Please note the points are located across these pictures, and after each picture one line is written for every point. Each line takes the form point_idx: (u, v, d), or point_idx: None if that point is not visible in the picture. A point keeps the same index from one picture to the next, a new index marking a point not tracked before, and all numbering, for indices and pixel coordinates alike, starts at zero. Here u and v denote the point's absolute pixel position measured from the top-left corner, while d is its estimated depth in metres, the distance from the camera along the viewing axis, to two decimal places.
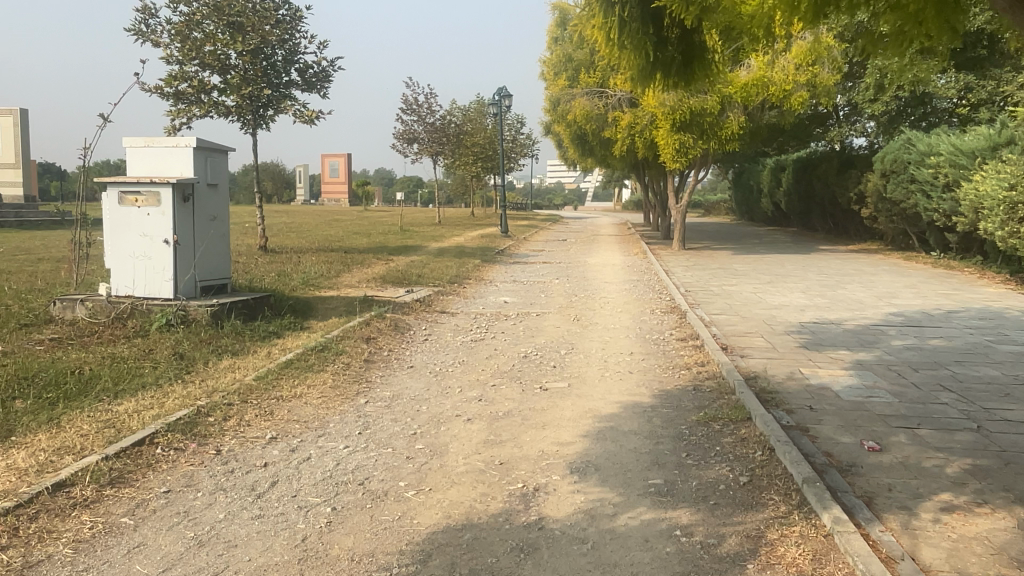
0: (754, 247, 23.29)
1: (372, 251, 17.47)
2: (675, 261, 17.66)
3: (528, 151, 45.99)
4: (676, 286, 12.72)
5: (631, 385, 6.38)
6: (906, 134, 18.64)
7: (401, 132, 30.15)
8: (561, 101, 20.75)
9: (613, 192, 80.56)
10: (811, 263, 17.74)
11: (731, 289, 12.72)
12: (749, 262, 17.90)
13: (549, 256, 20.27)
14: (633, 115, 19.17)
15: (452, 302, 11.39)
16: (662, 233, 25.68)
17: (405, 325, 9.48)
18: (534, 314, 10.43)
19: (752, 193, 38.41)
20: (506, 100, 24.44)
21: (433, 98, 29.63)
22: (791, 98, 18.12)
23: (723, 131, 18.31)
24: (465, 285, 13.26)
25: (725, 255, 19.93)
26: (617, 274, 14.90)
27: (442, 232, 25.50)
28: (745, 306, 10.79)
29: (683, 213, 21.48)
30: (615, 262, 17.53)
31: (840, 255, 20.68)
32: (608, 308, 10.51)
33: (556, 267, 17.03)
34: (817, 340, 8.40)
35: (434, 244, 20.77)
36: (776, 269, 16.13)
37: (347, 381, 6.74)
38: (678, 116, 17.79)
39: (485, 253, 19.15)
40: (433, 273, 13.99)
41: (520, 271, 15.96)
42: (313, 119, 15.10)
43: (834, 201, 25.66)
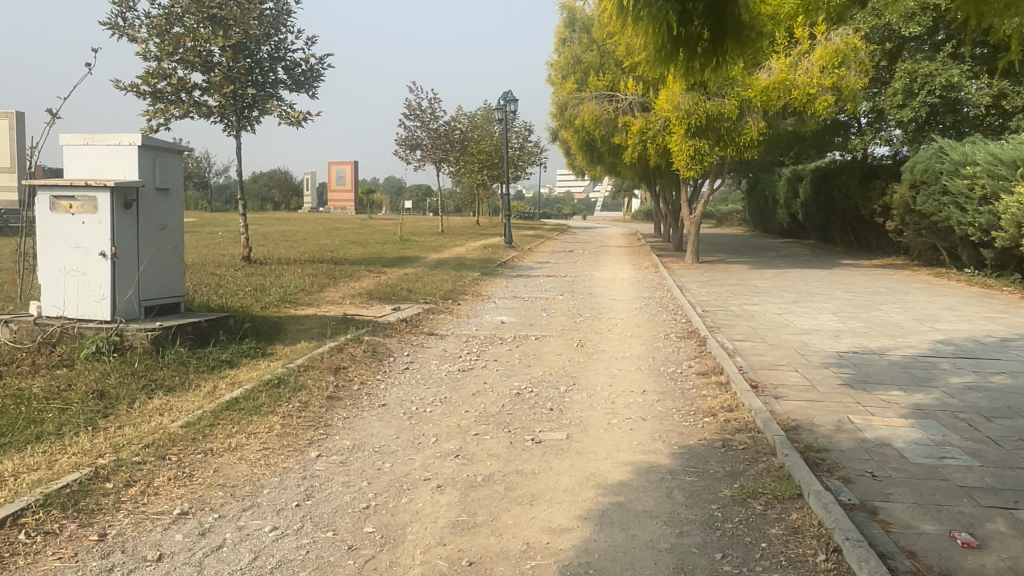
0: (772, 261, 22.03)
1: (365, 263, 16.36)
2: (689, 276, 16.44)
3: (535, 159, 44.82)
4: (693, 306, 11.51)
5: (644, 438, 5.18)
6: (938, 143, 17.33)
7: (404, 138, 29.02)
8: (569, 105, 19.62)
9: (623, 201, 79.25)
10: (836, 279, 16.48)
11: (753, 309, 11.51)
12: (769, 278, 16.66)
13: (555, 269, 19.11)
14: (645, 120, 18.01)
15: (442, 322, 10.22)
16: (674, 244, 24.47)
17: (384, 350, 8.30)
18: (533, 337, 9.24)
19: (766, 204, 37.14)
20: (512, 105, 23.29)
21: (437, 102, 28.49)
22: (816, 102, 16.85)
23: (741, 137, 17.06)
24: (460, 302, 12.09)
25: (743, 269, 18.68)
26: (627, 291, 13.70)
27: (443, 242, 24.37)
28: (771, 331, 9.57)
29: (697, 224, 20.25)
30: (625, 277, 16.33)
31: (864, 270, 19.43)
32: (616, 332, 9.31)
33: (562, 282, 15.88)
34: (861, 376, 7.18)
35: (433, 255, 19.64)
36: (799, 286, 14.89)
37: (300, 427, 5.58)
38: (694, 120, 16.79)
39: (487, 264, 17.98)
40: (426, 288, 12.82)
41: (522, 286, 14.81)
42: (300, 121, 13.98)
43: (856, 213, 24.37)
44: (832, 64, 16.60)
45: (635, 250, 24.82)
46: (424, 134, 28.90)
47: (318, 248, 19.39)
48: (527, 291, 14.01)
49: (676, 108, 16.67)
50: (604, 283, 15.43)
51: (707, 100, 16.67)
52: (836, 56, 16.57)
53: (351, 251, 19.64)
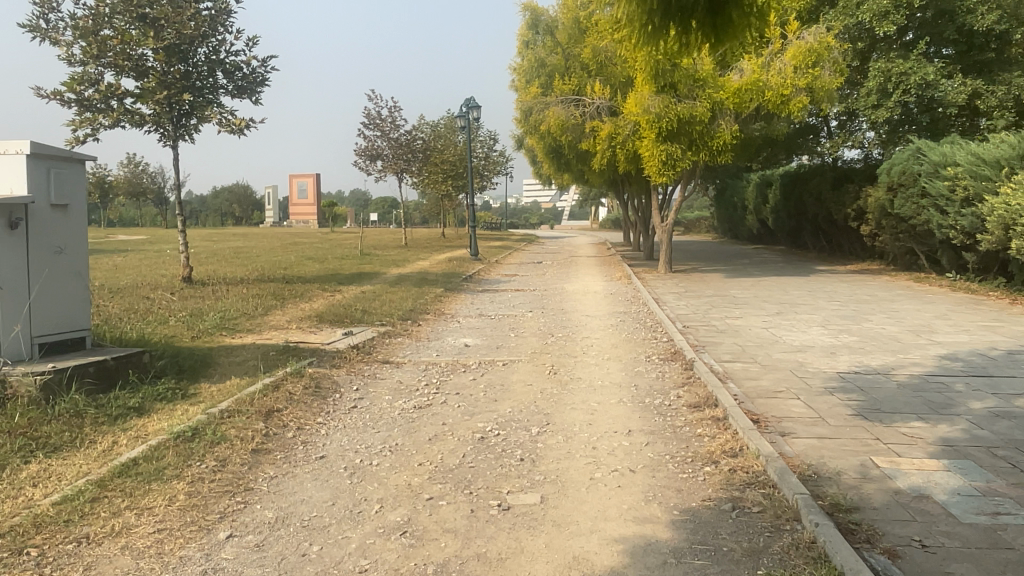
0: (746, 268, 21.38)
1: (321, 281, 15.25)
2: (664, 287, 15.66)
3: (501, 168, 43.97)
4: (673, 321, 10.64)
5: (636, 499, 4.21)
6: (914, 144, 16.81)
7: (364, 148, 27.91)
8: (534, 110, 18.73)
9: (591, 210, 78.79)
10: (816, 287, 15.81)
11: (737, 323, 10.69)
12: (747, 287, 15.94)
13: (523, 282, 18.18)
14: (614, 125, 17.20)
15: (399, 347, 9.20)
16: (645, 253, 23.73)
17: (330, 384, 7.26)
18: (501, 363, 8.27)
19: (736, 210, 36.74)
20: (475, 112, 22.36)
21: (398, 111, 27.44)
22: (790, 103, 16.18)
23: (715, 141, 16.31)
24: (420, 323, 11.08)
25: (718, 278, 17.95)
26: (601, 306, 12.80)
27: (407, 256, 23.30)
28: (761, 349, 8.72)
29: (669, 232, 19.48)
30: (597, 289, 15.48)
31: (842, 277, 18.87)
32: (591, 355, 8.39)
33: (531, 296, 14.96)
34: (871, 402, 6.33)
35: (395, 270, 18.56)
36: (779, 296, 14.17)
37: (211, 495, 4.54)
38: (665, 124, 15.92)
39: (451, 279, 16.98)
40: (384, 308, 11.79)
41: (488, 302, 13.85)
42: (242, 129, 12.89)
43: (829, 217, 23.88)
44: (805, 63, 15.99)
45: (606, 260, 24.03)
46: (385, 144, 27.82)
47: (271, 266, 18.21)
48: (494, 308, 13.05)
49: (646, 111, 15.89)
50: (575, 297, 14.54)
51: (679, 103, 15.91)
52: (809, 55, 15.95)
53: (307, 268, 18.46)
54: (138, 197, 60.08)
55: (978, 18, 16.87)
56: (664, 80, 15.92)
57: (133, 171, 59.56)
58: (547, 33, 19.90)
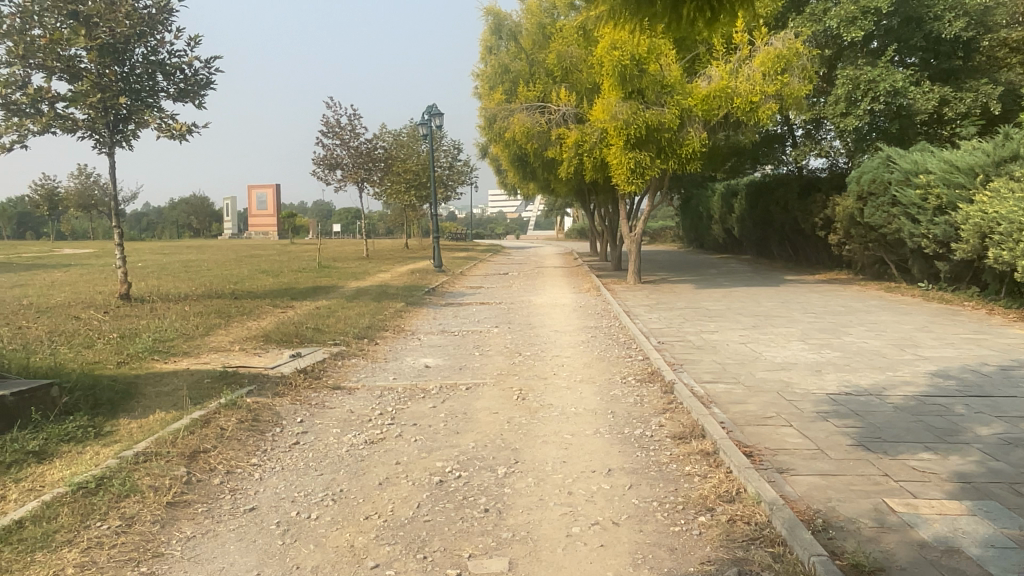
0: (715, 278, 20.98)
1: (272, 296, 14.36)
2: (635, 299, 15.15)
3: (466, 178, 43.28)
4: (647, 337, 10.03)
5: (622, 563, 3.52)
6: (884, 152, 16.57)
7: (322, 157, 27.00)
8: (498, 117, 18.07)
9: (557, 220, 78.39)
10: (788, 298, 15.42)
11: (714, 337, 10.11)
12: (719, 298, 15.48)
13: (488, 295, 17.49)
14: (580, 132, 16.62)
15: (353, 369, 8.42)
16: (613, 263, 23.23)
17: (270, 417, 6.45)
18: (463, 387, 7.54)
19: (701, 219, 36.57)
20: (437, 119, 21.65)
21: (358, 118, 26.59)
22: (760, 110, 15.76)
23: (684, 148, 15.81)
24: (377, 341, 10.30)
25: (689, 289, 17.48)
26: (570, 320, 12.16)
27: (368, 268, 22.44)
28: (742, 367, 8.13)
29: (638, 242, 18.96)
30: (567, 302, 14.89)
31: (812, 286, 18.57)
32: (563, 377, 7.71)
33: (496, 310, 14.27)
34: (870, 429, 5.75)
35: (353, 283, 17.71)
36: (753, 307, 13.71)
37: (109, 566, 3.74)
38: (633, 131, 15.40)
39: (412, 292, 16.19)
40: (339, 325, 10.98)
41: (451, 317, 13.11)
42: (183, 135, 12.01)
43: (796, 226, 23.67)
44: (774, 70, 15.61)
45: (573, 271, 23.46)
46: (344, 152, 26.96)
47: (222, 280, 17.21)
48: (457, 323, 12.31)
49: (614, 118, 15.34)
50: (542, 311, 13.89)
51: (647, 110, 15.39)
52: (779, 60, 15.56)
53: (260, 282, 17.51)
54: (90, 208, 58.03)
55: (945, 25, 16.84)
56: (632, 86, 15.39)
57: (85, 181, 57.52)
58: (510, 38, 19.29)
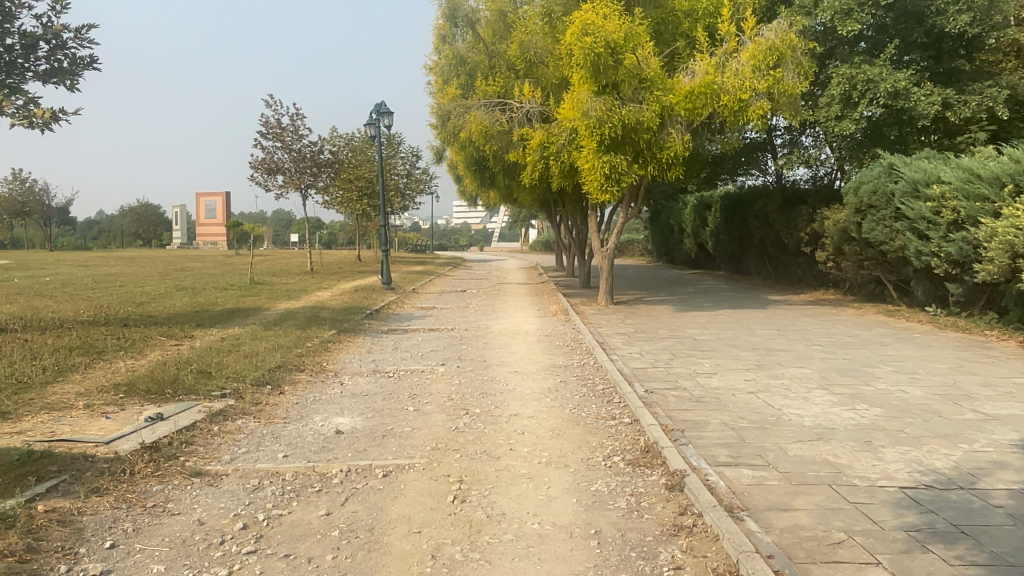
0: (693, 298, 19.01)
1: (175, 321, 11.84)
2: (609, 326, 13.04)
3: (425, 187, 40.85)
4: (632, 385, 7.85)
5: None
6: (886, 159, 14.80)
7: (261, 160, 24.46)
8: (452, 114, 15.85)
9: (521, 232, 76.21)
10: (783, 325, 13.48)
11: (715, 384, 8.00)
12: (704, 324, 13.48)
13: (439, 318, 15.21)
14: (546, 133, 14.49)
15: (232, 439, 6.07)
16: (581, 280, 21.16)
17: (58, 545, 4.07)
18: (379, 475, 5.24)
19: (671, 233, 34.81)
20: (386, 118, 19.37)
21: (301, 118, 24.20)
22: (749, 110, 13.83)
23: (665, 152, 13.76)
24: (283, 390, 7.93)
25: (668, 312, 15.44)
26: (534, 356, 9.96)
27: (307, 285, 19.96)
28: (764, 437, 6.02)
29: (610, 258, 16.90)
30: (531, 330, 12.69)
31: (803, 309, 16.72)
32: (521, 455, 5.48)
33: (447, 339, 11.99)
34: (1004, 568, 3.64)
35: (283, 304, 15.25)
36: (747, 337, 11.70)
37: None
38: (607, 132, 13.30)
39: (349, 316, 13.83)
40: (238, 365, 8.58)
41: (389, 350, 10.81)
42: (49, 122, 9.25)
43: (777, 242, 21.89)
44: (766, 63, 13.68)
45: (537, 289, 21.31)
46: (286, 156, 24.51)
47: (124, 301, 14.61)
48: (394, 359, 10.02)
49: (586, 116, 13.24)
50: (501, 341, 11.68)
51: (623, 108, 13.31)
52: (771, 53, 13.64)
53: (172, 302, 14.92)
54: (23, 216, 54.05)
55: (948, 19, 15.23)
56: (606, 78, 13.34)
57: (21, 188, 53.63)
58: (467, 26, 17.10)
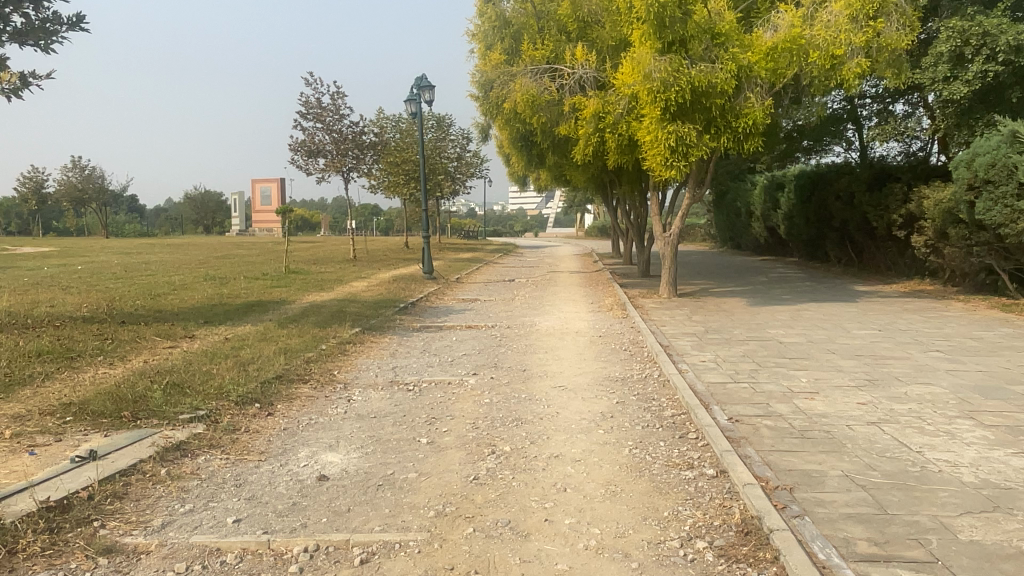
0: (769, 290, 16.91)
1: (181, 318, 10.53)
2: (675, 324, 11.21)
3: (476, 171, 39.31)
4: (712, 411, 6.07)
5: None
6: (1006, 127, 12.51)
7: (301, 142, 23.05)
8: (495, 83, 14.12)
9: (577, 216, 74.08)
10: (883, 323, 11.41)
11: (820, 411, 6.14)
12: (787, 321, 11.51)
13: (481, 311, 13.61)
14: (602, 101, 12.63)
15: (177, 492, 4.54)
16: (640, 269, 19.24)
17: None
18: (355, 561, 3.63)
19: (738, 217, 32.41)
20: (427, 92, 17.75)
21: (342, 96, 22.66)
22: (844, 69, 11.72)
23: (740, 119, 11.73)
24: (273, 410, 6.41)
25: (742, 306, 13.47)
26: (586, 364, 8.23)
27: (344, 274, 18.60)
28: (913, 505, 4.19)
29: (674, 244, 14.99)
30: (582, 329, 10.93)
31: (899, 302, 14.52)
32: (561, 534, 3.79)
33: (485, 340, 10.36)
34: None
35: (310, 296, 13.88)
36: (844, 340, 9.72)
37: None
38: (674, 98, 11.40)
39: (379, 310, 12.34)
40: (227, 375, 7.11)
41: (416, 354, 9.25)
42: (19, 87, 8.00)
43: (863, 225, 19.52)
44: (864, 13, 11.55)
45: (592, 279, 19.51)
46: (327, 137, 23.09)
47: (141, 293, 13.44)
48: (418, 366, 8.43)
49: (648, 79, 11.35)
50: (547, 342, 9.98)
51: (692, 69, 11.37)
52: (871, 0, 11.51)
53: (192, 293, 13.70)
54: (83, 204, 54.92)
55: None
56: (673, 34, 11.44)
57: (81, 175, 54.47)
58: None
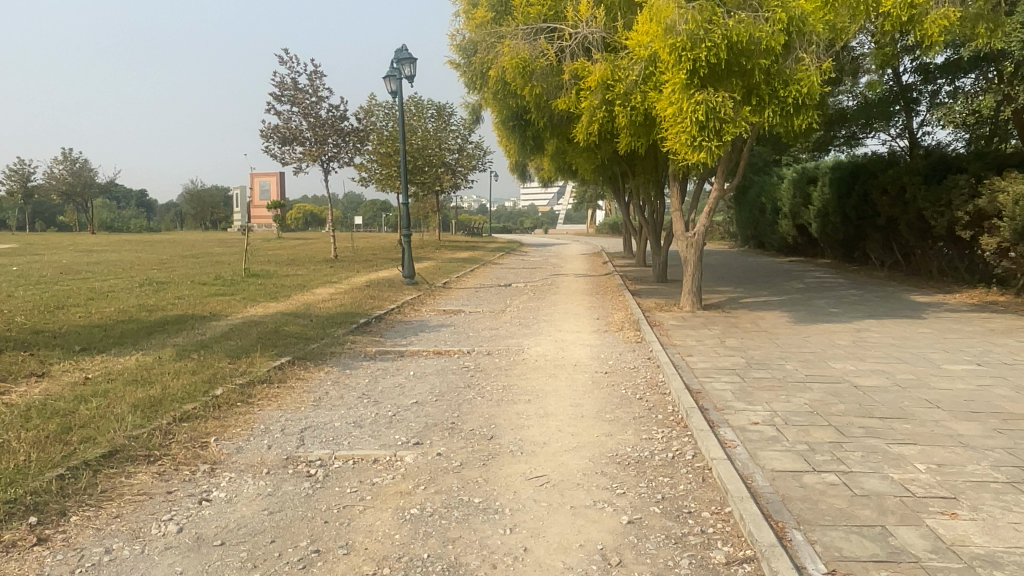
0: (810, 300, 14.23)
1: (55, 344, 7.99)
2: (704, 352, 8.60)
3: (479, 163, 36.65)
4: (800, 558, 3.42)
5: None
6: None
7: (274, 127, 20.38)
8: (480, 47, 11.49)
9: (588, 212, 71.11)
10: (976, 351, 8.75)
11: (983, 553, 3.52)
12: (850, 349, 8.88)
13: (460, 328, 11.02)
14: (611, 66, 10.01)
15: None
16: (656, 272, 16.70)
17: None
18: None
19: (763, 213, 29.62)
20: (407, 66, 15.15)
21: (321, 76, 20.07)
22: (925, 22, 8.97)
23: (789, 88, 9.02)
24: (53, 531, 3.87)
25: (785, 324, 10.81)
26: (583, 427, 5.63)
27: (312, 277, 16.10)
28: None
29: (699, 246, 12.34)
30: (583, 358, 8.33)
31: (977, 318, 11.81)
32: None
33: (453, 376, 7.75)
34: None
35: (253, 308, 11.31)
36: (941, 383, 7.08)
37: None
38: (706, 59, 8.71)
39: (329, 329, 9.78)
40: (17, 458, 4.56)
41: (350, 402, 6.66)
42: None
43: (916, 224, 16.78)
44: None
45: (601, 285, 16.86)
46: (303, 122, 20.49)
47: (43, 303, 10.95)
48: (342, 425, 5.86)
49: (671, 33, 8.71)
50: (535, 381, 7.36)
51: (729, 20, 8.70)
52: None
53: (108, 305, 11.21)
54: (74, 198, 52.97)
55: None
56: None
57: (71, 168, 52.33)
58: None
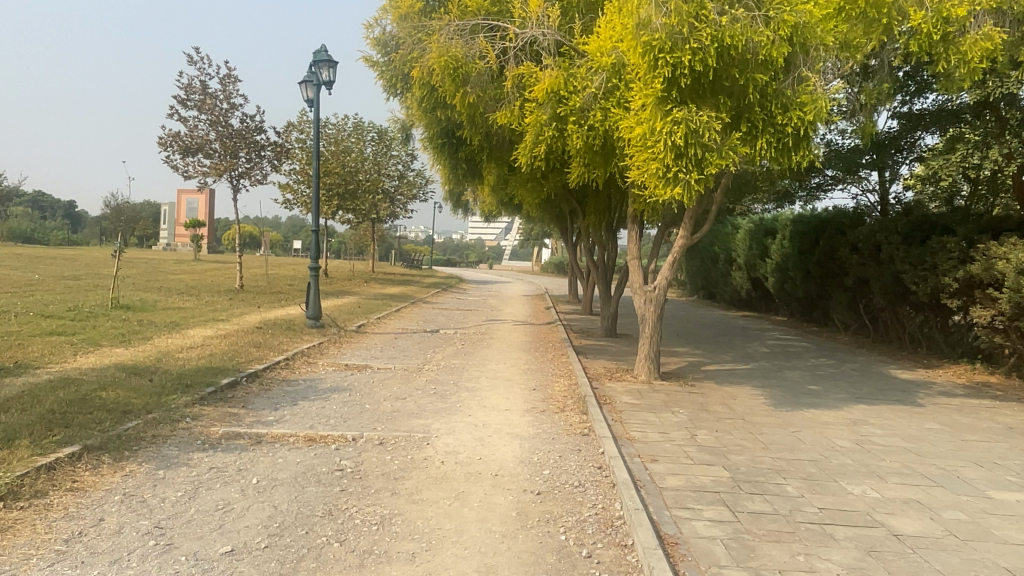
0: (781, 370, 12.23)
1: None
2: (672, 455, 6.34)
3: (420, 192, 34.31)
4: None
5: None
6: None
7: (175, 134, 17.69)
8: (404, 43, 9.30)
9: (534, 251, 69.41)
10: (1018, 466, 6.72)
11: None
12: (859, 458, 6.73)
13: (355, 395, 8.53)
14: (565, 74, 7.88)
15: None
16: (605, 326, 14.61)
17: None
18: None
19: (716, 264, 28.06)
20: (325, 69, 12.85)
21: (234, 81, 17.58)
22: (960, 44, 7.13)
23: (791, 114, 6.99)
24: None
25: (764, 409, 8.68)
26: None
27: (196, 313, 13.39)
28: None
29: (660, 302, 10.23)
30: (507, 459, 5.96)
31: (980, 405, 9.94)
32: None
33: (315, 486, 5.29)
34: None
35: (81, 358, 8.60)
36: (1009, 532, 4.97)
37: None
38: (687, 66, 6.62)
39: (167, 397, 7.18)
40: None
41: (121, 547, 4.14)
42: None
43: (892, 287, 15.12)
44: None
45: (541, 338, 14.61)
46: (210, 131, 17.87)
47: None
48: None
49: (645, 28, 6.63)
50: (432, 503, 4.96)
51: (721, 17, 6.66)
52: None
53: None
54: None
55: None
56: None
57: None
58: None
